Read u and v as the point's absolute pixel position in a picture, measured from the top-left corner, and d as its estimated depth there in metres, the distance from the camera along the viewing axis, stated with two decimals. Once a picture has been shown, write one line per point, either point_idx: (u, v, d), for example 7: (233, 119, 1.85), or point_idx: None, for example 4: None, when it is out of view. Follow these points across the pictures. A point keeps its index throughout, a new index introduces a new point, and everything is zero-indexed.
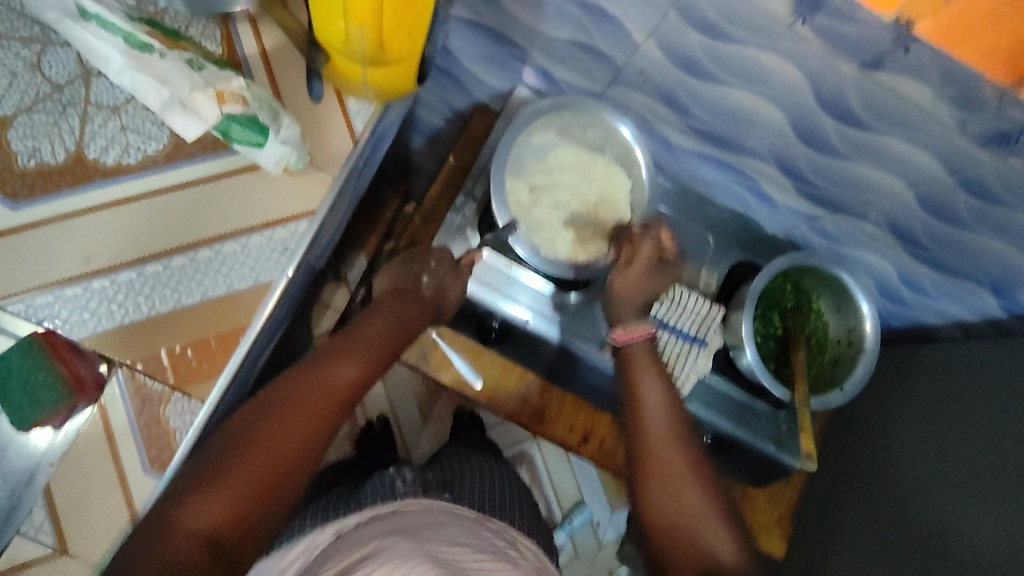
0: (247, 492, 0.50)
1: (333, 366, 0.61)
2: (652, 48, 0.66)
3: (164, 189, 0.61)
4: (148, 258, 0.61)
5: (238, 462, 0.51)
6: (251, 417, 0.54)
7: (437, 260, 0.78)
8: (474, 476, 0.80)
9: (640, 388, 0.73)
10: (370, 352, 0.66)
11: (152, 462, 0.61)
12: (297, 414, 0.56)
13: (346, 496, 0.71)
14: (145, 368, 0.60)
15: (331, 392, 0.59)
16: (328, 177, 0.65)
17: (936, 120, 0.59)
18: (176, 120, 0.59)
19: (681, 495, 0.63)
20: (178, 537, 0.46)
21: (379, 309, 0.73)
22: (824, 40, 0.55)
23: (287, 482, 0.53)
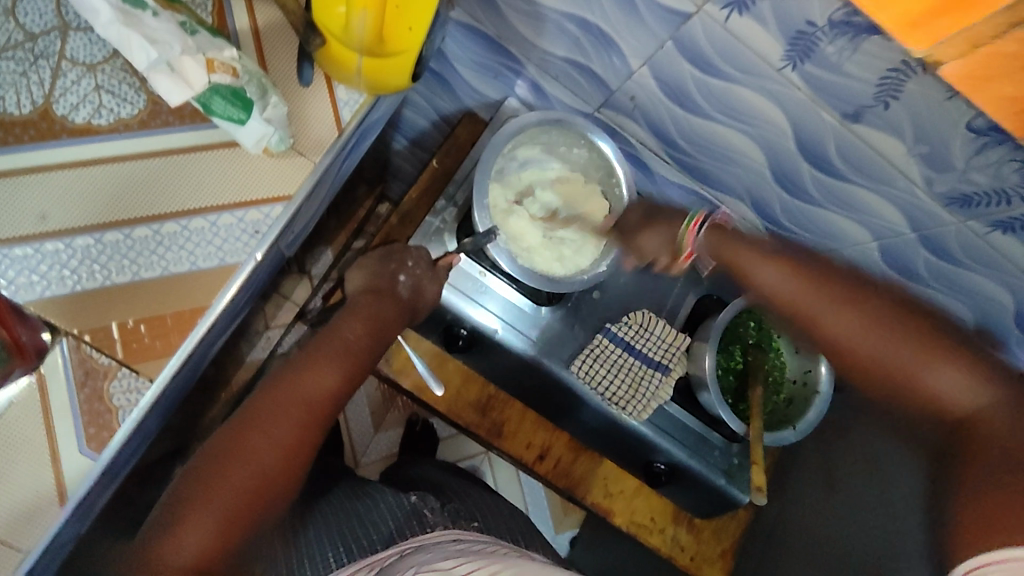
0: (228, 515, 0.50)
1: (311, 374, 0.58)
2: (646, 75, 0.67)
3: (137, 155, 0.59)
4: (110, 224, 0.58)
5: (217, 479, 0.50)
6: (227, 435, 0.53)
7: (416, 259, 0.73)
8: (475, 499, 0.82)
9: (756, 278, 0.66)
10: (352, 353, 0.62)
11: (89, 440, 0.57)
12: (272, 428, 0.54)
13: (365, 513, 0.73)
14: (91, 340, 0.57)
15: (307, 398, 0.57)
16: (309, 163, 0.63)
17: (908, 177, 0.62)
18: (161, 82, 0.54)
19: (856, 331, 0.59)
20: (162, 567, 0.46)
21: (355, 309, 0.67)
22: (812, 88, 0.58)
23: (272, 494, 0.53)
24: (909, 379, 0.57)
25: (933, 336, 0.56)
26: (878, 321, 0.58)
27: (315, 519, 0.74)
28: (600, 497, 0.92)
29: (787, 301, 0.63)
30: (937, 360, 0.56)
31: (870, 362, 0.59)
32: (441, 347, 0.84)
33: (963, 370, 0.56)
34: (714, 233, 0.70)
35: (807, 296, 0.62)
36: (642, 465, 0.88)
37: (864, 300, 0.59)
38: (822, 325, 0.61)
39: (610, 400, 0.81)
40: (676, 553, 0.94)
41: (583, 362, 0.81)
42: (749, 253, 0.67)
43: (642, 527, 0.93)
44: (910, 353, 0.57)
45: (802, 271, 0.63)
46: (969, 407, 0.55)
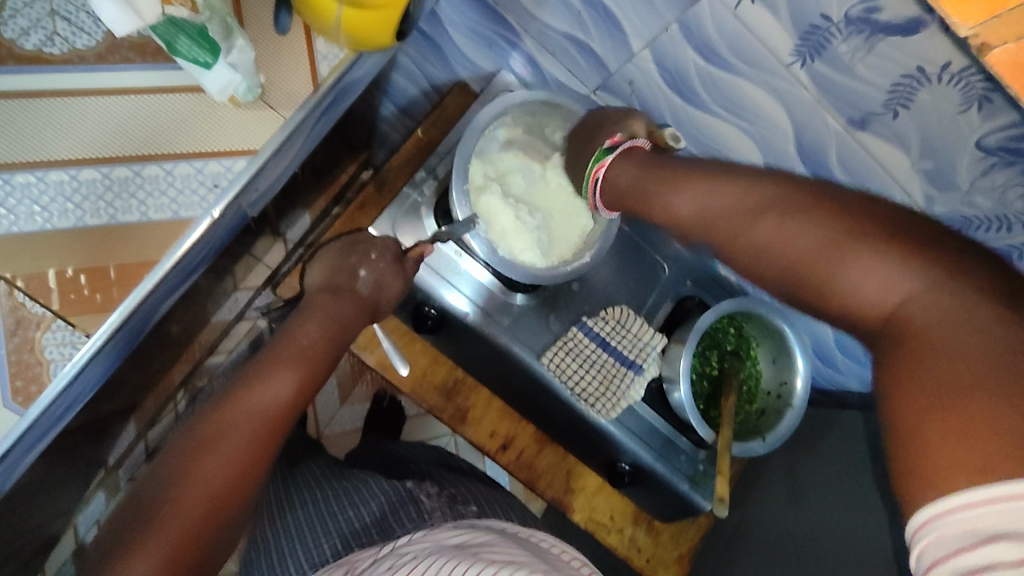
0: (174, 554, 0.46)
1: (261, 385, 0.54)
2: (647, 59, 0.63)
3: (89, 90, 0.54)
4: (54, 163, 0.53)
5: (161, 515, 0.46)
6: (171, 466, 0.49)
7: (379, 251, 0.68)
8: (466, 484, 0.78)
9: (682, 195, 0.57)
10: (309, 359, 0.58)
11: (15, 394, 0.52)
12: (217, 452, 0.49)
13: (355, 494, 0.70)
14: (25, 287, 0.53)
15: (257, 414, 0.52)
16: (277, 118, 0.59)
17: (908, 195, 0.59)
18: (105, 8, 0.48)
19: (776, 230, 0.48)
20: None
21: (312, 308, 0.62)
22: (819, 89, 0.54)
23: (222, 523, 0.49)
24: (824, 288, 0.44)
25: (856, 230, 0.43)
26: (813, 218, 0.46)
27: (296, 510, 0.71)
28: (559, 492, 0.89)
29: (711, 222, 0.54)
30: (868, 249, 0.42)
31: (809, 272, 0.45)
32: (409, 325, 0.81)
33: (905, 257, 0.40)
34: (628, 163, 0.64)
35: (727, 217, 0.53)
36: (606, 464, 0.85)
37: (802, 213, 0.47)
38: (748, 238, 0.50)
39: (579, 396, 0.78)
40: (632, 555, 0.92)
41: (554, 354, 0.78)
42: (669, 176, 0.59)
43: (601, 525, 0.91)
44: (807, 245, 0.46)
45: (732, 177, 0.54)
46: (891, 303, 0.40)
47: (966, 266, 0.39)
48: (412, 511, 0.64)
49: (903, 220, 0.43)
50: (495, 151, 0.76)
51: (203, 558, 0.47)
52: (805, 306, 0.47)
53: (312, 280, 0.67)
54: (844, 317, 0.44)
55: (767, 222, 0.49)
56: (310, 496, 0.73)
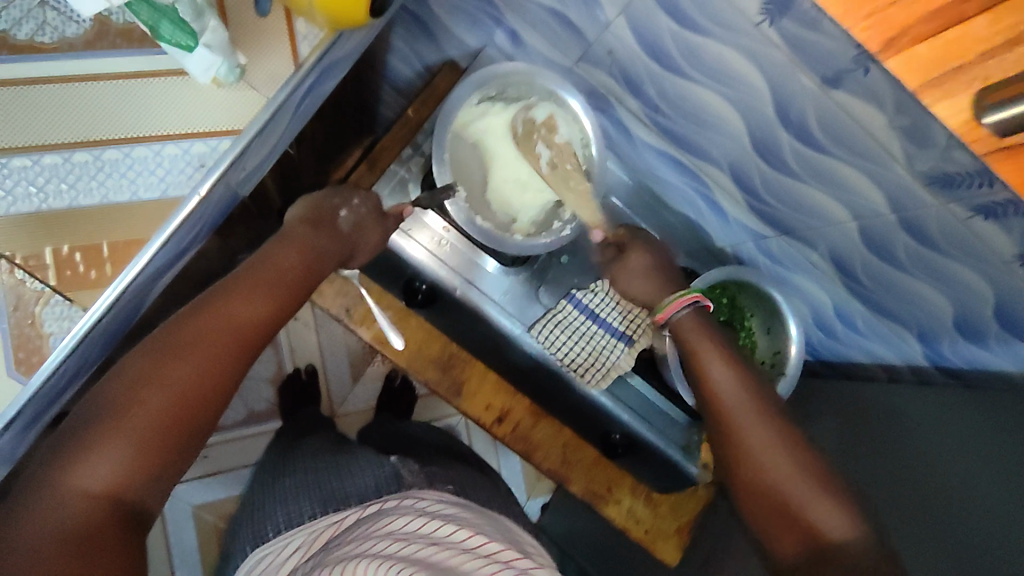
0: (144, 445, 0.47)
1: (239, 298, 0.56)
2: (623, 26, 0.63)
3: (78, 76, 0.57)
4: (50, 146, 0.56)
5: (130, 403, 0.47)
6: (144, 360, 0.49)
7: (363, 199, 0.71)
8: (451, 467, 0.84)
9: (695, 355, 0.67)
10: (285, 283, 0.60)
11: (18, 364, 0.56)
12: (191, 356, 0.51)
13: (339, 467, 0.77)
14: (24, 264, 0.57)
15: (231, 324, 0.54)
16: (260, 98, 0.61)
17: (889, 154, 0.57)
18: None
19: (756, 445, 0.58)
20: (70, 499, 0.43)
21: (288, 237, 0.64)
22: (790, 47, 0.53)
23: (192, 424, 0.50)
24: (775, 502, 0.56)
25: (827, 485, 0.55)
26: (784, 442, 0.58)
27: (285, 479, 0.78)
28: (557, 464, 0.91)
29: (727, 409, 0.63)
30: (821, 496, 0.54)
31: (778, 490, 0.56)
32: (403, 301, 0.83)
33: (839, 505, 0.54)
34: (692, 315, 0.70)
35: (740, 416, 0.61)
36: (600, 435, 0.88)
37: (783, 436, 0.58)
38: (743, 433, 0.59)
39: (570, 367, 0.81)
40: (630, 525, 0.94)
41: (543, 326, 0.81)
42: (699, 338, 0.69)
43: (599, 497, 0.92)
44: (789, 466, 0.56)
45: (745, 368, 0.64)
46: (832, 540, 0.52)
47: (846, 509, 0.54)
48: (392, 482, 0.70)
49: (825, 467, 0.57)
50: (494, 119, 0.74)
51: (171, 453, 0.48)
52: (763, 523, 0.56)
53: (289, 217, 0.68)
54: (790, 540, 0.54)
55: (761, 439, 0.59)
56: (303, 466, 0.80)
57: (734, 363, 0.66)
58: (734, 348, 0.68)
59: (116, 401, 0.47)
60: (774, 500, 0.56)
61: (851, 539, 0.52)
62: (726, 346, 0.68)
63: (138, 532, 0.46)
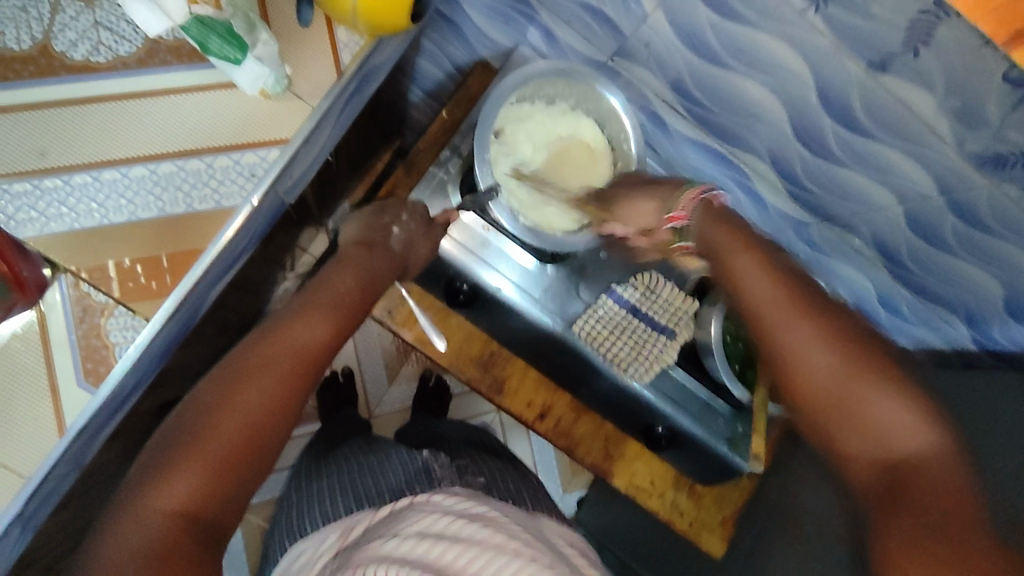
0: (218, 466, 0.50)
1: (302, 325, 0.60)
2: (661, 19, 0.63)
3: (132, 93, 0.58)
4: (107, 163, 0.58)
5: (205, 427, 0.51)
6: (218, 386, 0.53)
7: (410, 213, 0.75)
8: (483, 462, 0.84)
9: (743, 289, 0.57)
10: (343, 307, 0.64)
11: (86, 374, 0.60)
12: (262, 380, 0.54)
13: (371, 467, 0.78)
14: (89, 278, 0.59)
15: (296, 350, 0.58)
16: (306, 107, 0.62)
17: (937, 135, 0.57)
18: (139, 12, 0.51)
19: (804, 337, 0.54)
20: (151, 517, 0.47)
21: (346, 262, 0.69)
22: (835, 33, 0.53)
23: (262, 444, 0.53)
24: (849, 419, 0.52)
25: (865, 369, 0.52)
26: (833, 341, 0.53)
27: (316, 485, 0.79)
28: (599, 458, 0.91)
29: (759, 306, 0.56)
30: (880, 386, 0.52)
31: (836, 407, 0.53)
32: (444, 302, 0.84)
33: (918, 411, 0.51)
34: (706, 211, 0.61)
35: (772, 311, 0.55)
36: (642, 429, 0.88)
37: (823, 335, 0.54)
38: (779, 331, 0.55)
39: (612, 362, 0.82)
40: (675, 518, 0.94)
41: (585, 322, 0.82)
42: (737, 244, 0.58)
43: (642, 490, 0.93)
44: (833, 374, 0.53)
45: (774, 266, 0.57)
46: (905, 453, 0.50)
47: (914, 406, 0.51)
48: (423, 479, 0.71)
49: (884, 354, 0.53)
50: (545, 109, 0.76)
51: (242, 473, 0.51)
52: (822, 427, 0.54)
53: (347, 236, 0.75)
54: (866, 468, 0.52)
55: (809, 328, 0.54)
56: (330, 475, 0.81)
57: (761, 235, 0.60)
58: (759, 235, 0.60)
59: (193, 427, 0.51)
60: (849, 424, 0.52)
61: (925, 444, 0.50)
62: (783, 264, 0.58)
63: (214, 547, 0.48)
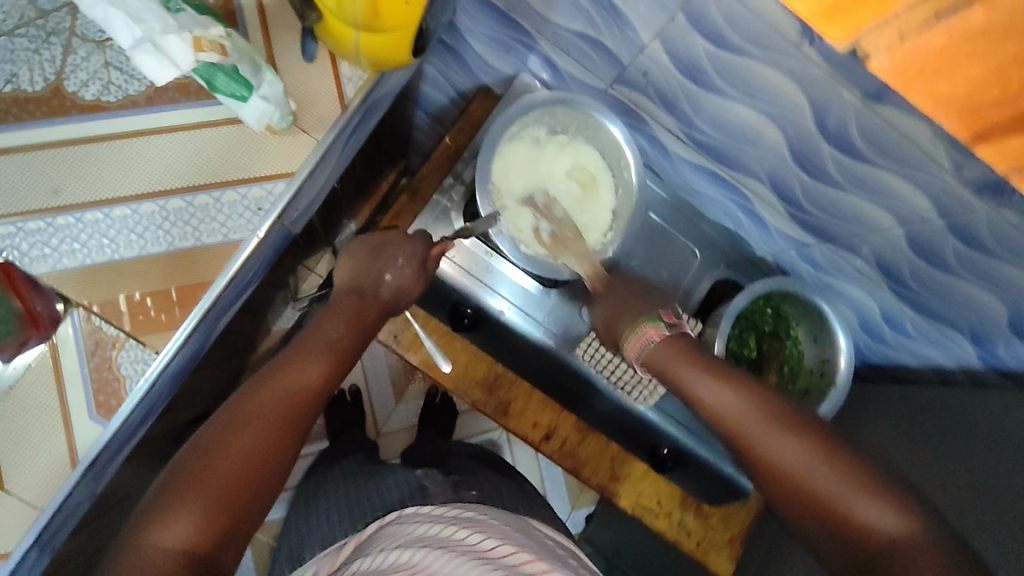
0: (216, 506, 0.52)
1: (296, 368, 0.61)
2: (658, 48, 0.64)
3: (142, 130, 0.60)
4: (118, 200, 0.59)
5: (200, 474, 0.52)
6: (213, 432, 0.55)
7: (405, 257, 0.72)
8: (483, 478, 0.85)
9: (687, 378, 0.65)
10: (338, 351, 0.64)
11: (99, 407, 0.60)
12: (259, 423, 0.56)
13: (370, 487, 0.79)
14: (100, 312, 0.60)
15: (291, 394, 0.59)
16: (310, 140, 0.64)
17: (935, 162, 0.57)
18: (146, 63, 0.49)
19: (760, 434, 0.60)
20: (152, 557, 0.48)
21: (336, 308, 0.68)
22: (829, 65, 0.53)
23: (258, 487, 0.54)
24: (818, 505, 0.56)
25: (878, 489, 0.54)
26: (814, 452, 0.57)
27: (321, 507, 0.81)
28: (604, 479, 0.93)
29: (727, 415, 0.63)
30: (874, 497, 0.54)
31: (821, 503, 0.56)
32: (448, 325, 0.85)
33: (899, 510, 0.53)
34: (663, 348, 0.67)
35: (750, 423, 0.61)
36: (648, 450, 0.87)
37: (800, 434, 0.59)
38: (756, 443, 0.60)
39: (616, 384, 0.82)
40: (682, 538, 0.94)
41: (588, 345, 0.82)
42: (696, 363, 0.66)
43: (648, 510, 0.94)
44: (823, 490, 0.56)
45: (730, 378, 0.65)
46: (878, 540, 0.53)
47: (873, 482, 0.55)
48: (419, 494, 0.71)
49: (842, 443, 0.58)
50: (554, 147, 0.77)
51: (238, 515, 0.53)
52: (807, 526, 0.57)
53: (339, 277, 0.72)
54: (832, 551, 0.56)
55: (787, 444, 0.59)
56: (330, 500, 0.81)
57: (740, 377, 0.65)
58: (726, 365, 0.67)
59: (190, 473, 0.52)
60: (830, 515, 0.55)
61: (901, 530, 0.52)
62: (754, 381, 0.65)
63: None
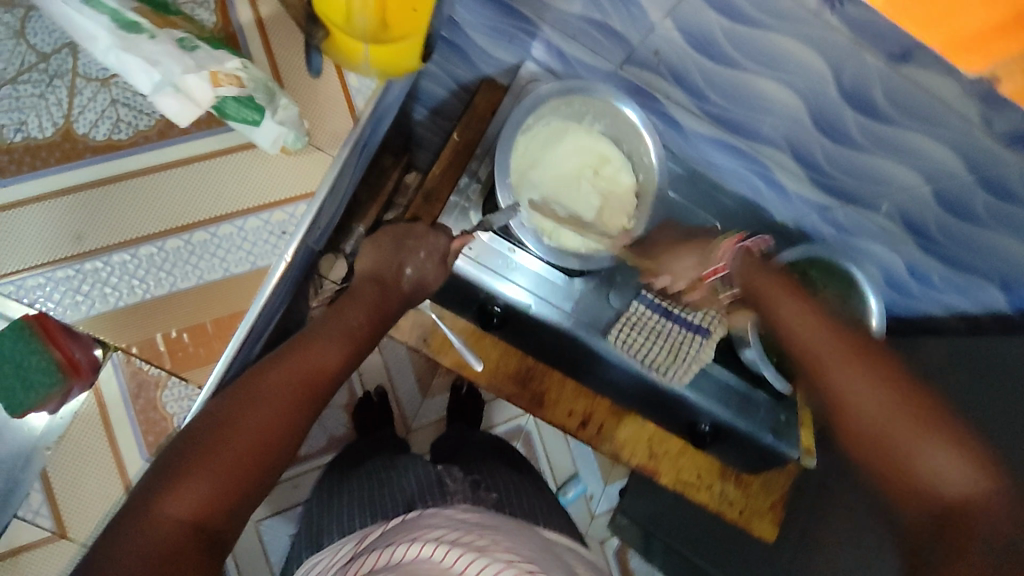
0: (225, 482, 0.51)
1: (314, 350, 0.60)
2: (669, 27, 0.62)
3: (157, 166, 0.59)
4: (143, 239, 0.59)
5: (214, 443, 0.51)
6: (227, 404, 0.54)
7: (427, 250, 0.72)
8: (500, 477, 0.85)
9: (775, 310, 0.68)
10: (354, 339, 0.64)
11: (149, 446, 0.61)
12: (272, 403, 0.54)
13: (383, 485, 0.80)
14: (140, 353, 0.60)
15: (309, 376, 0.58)
16: (327, 157, 0.63)
17: (962, 118, 0.56)
18: (167, 103, 0.50)
19: (860, 385, 0.60)
20: (162, 524, 0.47)
21: (356, 297, 0.68)
22: (852, 30, 0.52)
23: (266, 464, 0.53)
24: (901, 471, 0.57)
25: (932, 420, 0.57)
26: (892, 399, 0.59)
27: (339, 499, 0.82)
28: (643, 458, 0.93)
29: (808, 353, 0.65)
30: (937, 438, 0.56)
31: (893, 434, 0.58)
32: (476, 323, 0.85)
33: (958, 453, 0.55)
34: (743, 261, 0.73)
35: (837, 355, 0.63)
36: (685, 427, 0.89)
37: (884, 378, 0.60)
38: (833, 382, 0.62)
39: (649, 366, 0.82)
40: (724, 508, 0.95)
41: (621, 330, 0.81)
42: (771, 286, 0.70)
43: (689, 485, 0.94)
44: (883, 404, 0.59)
45: (823, 321, 0.65)
46: (962, 488, 0.54)
47: (956, 430, 0.56)
48: (436, 492, 0.73)
49: (934, 396, 0.59)
50: (584, 130, 0.77)
51: (246, 488, 0.52)
52: (871, 461, 0.59)
53: (363, 266, 0.72)
54: (916, 502, 0.56)
55: (851, 371, 0.61)
56: (346, 493, 0.82)
57: (842, 341, 0.63)
58: (779, 275, 0.71)
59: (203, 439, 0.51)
60: (892, 455, 0.57)
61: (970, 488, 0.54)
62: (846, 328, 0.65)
63: (215, 561, 0.48)
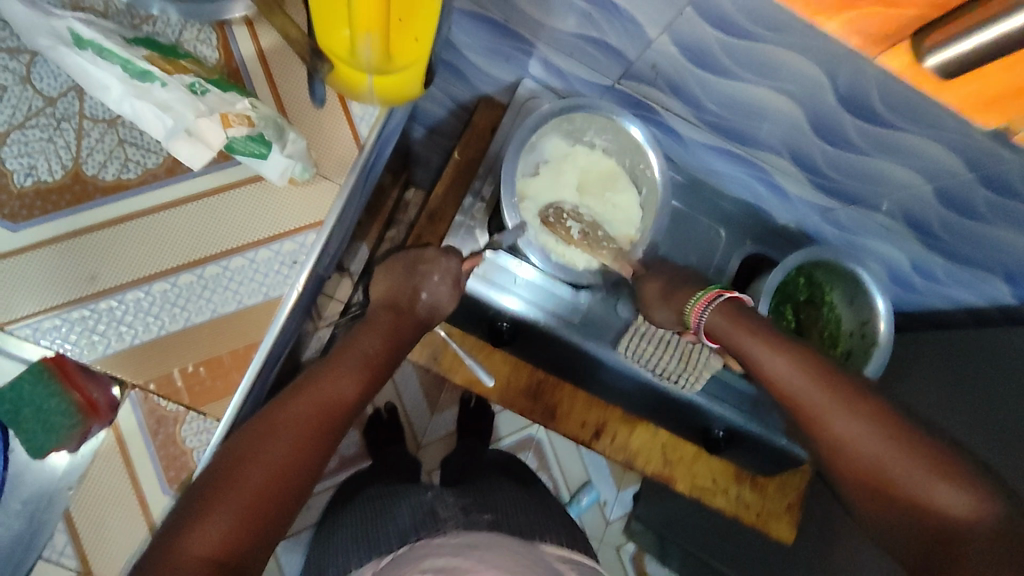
0: (245, 516, 0.51)
1: (332, 382, 0.61)
2: (666, 42, 0.63)
3: (168, 203, 0.59)
4: (157, 275, 0.59)
5: (234, 477, 0.52)
6: (246, 439, 0.54)
7: (440, 273, 0.72)
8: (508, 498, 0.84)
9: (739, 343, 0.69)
10: (371, 367, 0.65)
11: (171, 482, 0.60)
12: (289, 436, 0.55)
13: (385, 514, 0.79)
14: (157, 390, 0.59)
15: (327, 407, 0.59)
16: (335, 186, 0.63)
17: (960, 119, 0.56)
18: (182, 149, 0.54)
19: (764, 355, 0.66)
20: (183, 560, 0.47)
21: (372, 324, 0.69)
22: (847, 39, 0.52)
23: (285, 496, 0.54)
24: (817, 434, 0.61)
25: (836, 382, 0.61)
26: (806, 370, 0.63)
27: (350, 523, 0.82)
28: (657, 465, 0.93)
29: (729, 341, 0.70)
30: (840, 401, 0.60)
31: (805, 406, 0.62)
32: (486, 339, 0.85)
33: (868, 418, 0.58)
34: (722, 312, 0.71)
35: (734, 331, 0.69)
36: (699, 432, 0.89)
37: (785, 345, 0.66)
38: (759, 364, 0.66)
39: (661, 375, 0.81)
40: (742, 512, 0.95)
41: (629, 341, 0.81)
42: (737, 325, 0.70)
43: (705, 490, 0.94)
44: (806, 384, 0.62)
45: (754, 323, 0.69)
46: (863, 454, 0.58)
47: (847, 389, 0.61)
48: (434, 520, 0.72)
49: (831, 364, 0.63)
50: (584, 154, 0.80)
51: (266, 522, 0.52)
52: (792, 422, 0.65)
53: (376, 293, 0.74)
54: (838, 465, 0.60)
55: (766, 347, 0.66)
56: (349, 525, 0.82)
57: (804, 364, 0.63)
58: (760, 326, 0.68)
59: (223, 473, 0.52)
60: (807, 420, 0.62)
61: (874, 450, 0.57)
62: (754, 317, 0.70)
63: None
